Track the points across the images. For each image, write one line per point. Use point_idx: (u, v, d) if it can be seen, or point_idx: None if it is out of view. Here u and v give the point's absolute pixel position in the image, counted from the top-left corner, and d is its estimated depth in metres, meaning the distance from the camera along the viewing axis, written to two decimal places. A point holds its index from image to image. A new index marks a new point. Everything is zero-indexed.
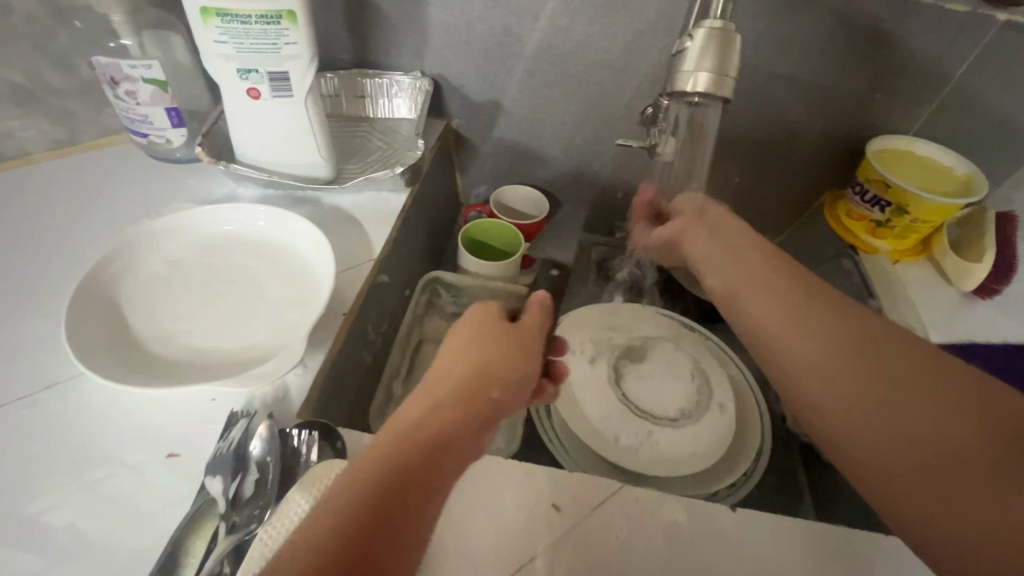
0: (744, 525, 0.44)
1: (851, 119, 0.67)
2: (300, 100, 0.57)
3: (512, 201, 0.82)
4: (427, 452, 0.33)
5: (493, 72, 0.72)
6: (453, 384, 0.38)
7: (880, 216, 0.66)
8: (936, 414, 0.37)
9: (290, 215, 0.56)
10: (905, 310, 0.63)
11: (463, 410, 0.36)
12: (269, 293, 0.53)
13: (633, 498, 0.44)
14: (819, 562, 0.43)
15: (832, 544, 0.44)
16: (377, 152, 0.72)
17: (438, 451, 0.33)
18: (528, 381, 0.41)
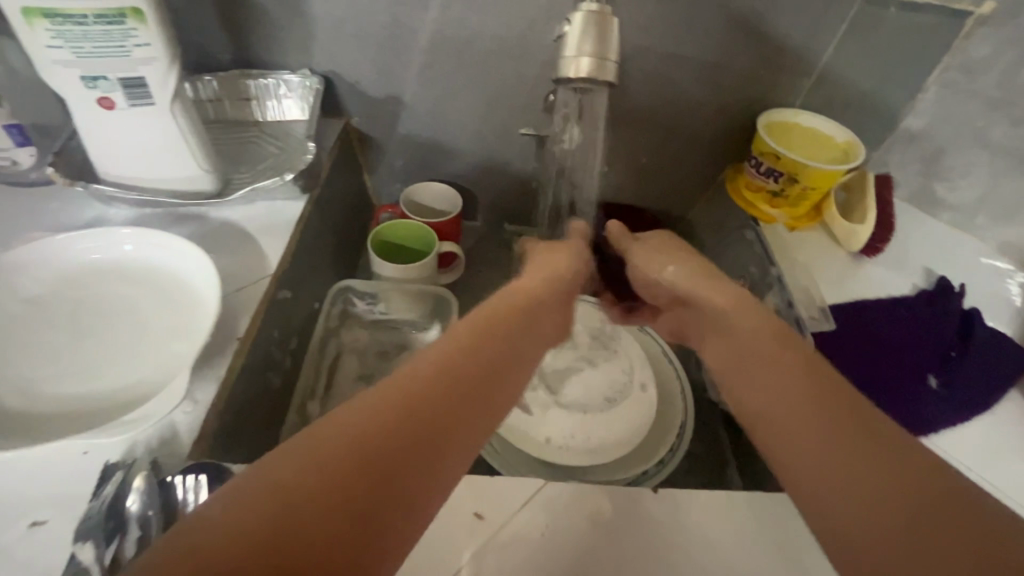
0: (664, 504, 0.45)
1: (742, 95, 0.70)
2: (164, 107, 0.51)
3: (424, 199, 0.79)
4: (415, 455, 0.29)
5: (388, 66, 0.69)
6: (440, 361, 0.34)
7: (776, 186, 0.68)
8: (869, 458, 0.32)
9: (165, 235, 0.50)
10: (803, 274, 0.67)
11: (446, 401, 0.33)
12: (150, 323, 0.48)
13: (557, 494, 0.44)
14: (736, 528, 0.45)
15: (748, 510, 0.46)
16: (269, 158, 0.67)
17: (411, 450, 0.29)
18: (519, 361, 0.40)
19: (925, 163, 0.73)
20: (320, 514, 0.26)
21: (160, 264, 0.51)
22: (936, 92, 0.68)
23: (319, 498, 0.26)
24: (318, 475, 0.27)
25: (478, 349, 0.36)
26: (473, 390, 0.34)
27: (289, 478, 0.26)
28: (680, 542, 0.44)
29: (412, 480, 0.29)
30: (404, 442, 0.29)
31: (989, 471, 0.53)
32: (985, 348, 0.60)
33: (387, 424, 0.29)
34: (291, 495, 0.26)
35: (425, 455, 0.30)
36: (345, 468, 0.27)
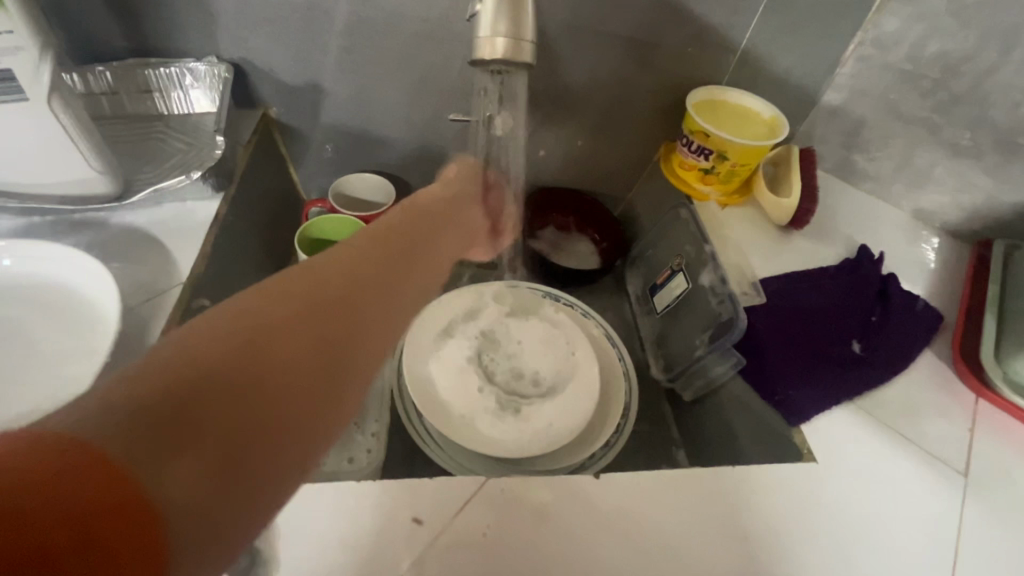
0: (605, 487, 0.45)
1: (671, 74, 0.70)
2: (43, 103, 0.46)
3: (355, 190, 0.76)
4: (359, 297, 0.34)
5: (303, 51, 0.64)
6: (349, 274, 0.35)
7: (706, 164, 0.69)
8: None
9: (53, 245, 0.45)
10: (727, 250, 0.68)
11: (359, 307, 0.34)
12: (42, 344, 0.44)
13: (499, 488, 0.44)
14: (675, 506, 0.46)
15: (687, 485, 0.47)
16: (176, 154, 0.61)
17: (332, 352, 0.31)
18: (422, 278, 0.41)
19: (846, 136, 0.75)
20: (288, 340, 0.29)
21: (49, 278, 0.46)
22: (854, 67, 0.70)
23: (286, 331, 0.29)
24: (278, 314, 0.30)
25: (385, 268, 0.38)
26: (382, 265, 0.38)
27: (232, 341, 0.27)
28: (623, 526, 0.44)
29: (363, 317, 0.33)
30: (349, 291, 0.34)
31: (912, 430, 0.55)
32: (903, 311, 0.63)
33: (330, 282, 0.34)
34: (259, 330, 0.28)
35: (369, 301, 0.35)
36: (301, 308, 0.31)
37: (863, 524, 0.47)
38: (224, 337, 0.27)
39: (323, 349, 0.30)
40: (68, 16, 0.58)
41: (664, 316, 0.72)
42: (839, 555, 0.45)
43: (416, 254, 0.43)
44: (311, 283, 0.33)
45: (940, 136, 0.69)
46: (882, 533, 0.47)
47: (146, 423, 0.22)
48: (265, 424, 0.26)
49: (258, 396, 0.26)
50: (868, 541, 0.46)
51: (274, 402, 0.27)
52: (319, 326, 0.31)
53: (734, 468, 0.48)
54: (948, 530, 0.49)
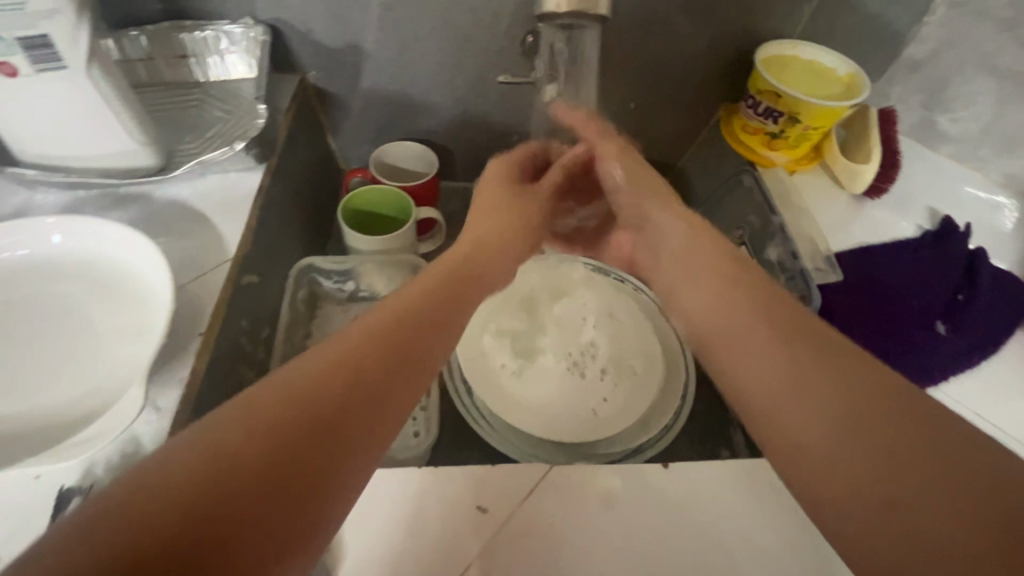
0: (676, 477, 0.44)
1: (741, 27, 0.64)
2: (80, 72, 0.43)
3: (396, 159, 0.72)
4: (354, 401, 0.29)
5: (343, 9, 0.60)
6: (371, 345, 0.32)
7: (774, 127, 0.64)
8: None
9: (98, 222, 0.44)
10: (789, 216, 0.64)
11: (371, 385, 0.31)
12: (95, 323, 0.43)
13: (563, 478, 0.42)
14: (751, 500, 0.43)
15: (762, 476, 0.44)
16: (215, 124, 0.59)
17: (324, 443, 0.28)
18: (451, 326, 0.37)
19: (930, 94, 0.69)
20: (254, 462, 0.25)
21: (98, 256, 0.45)
22: (944, 14, 0.63)
23: (248, 456, 0.25)
24: (264, 413, 0.27)
25: (406, 333, 0.34)
26: (404, 329, 0.34)
27: (226, 439, 0.26)
28: (696, 518, 0.42)
29: (351, 426, 0.29)
30: (348, 374, 0.30)
31: (996, 420, 0.54)
32: (991, 296, 0.59)
33: (340, 365, 0.30)
34: (236, 436, 0.26)
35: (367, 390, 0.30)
36: (293, 402, 0.28)
37: None
38: (219, 436, 0.26)
39: (303, 447, 0.27)
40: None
41: None
42: None
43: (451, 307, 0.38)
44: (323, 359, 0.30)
45: None
46: None
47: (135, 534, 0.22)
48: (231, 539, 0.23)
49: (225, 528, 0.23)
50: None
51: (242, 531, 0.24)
52: (300, 418, 0.28)
53: None
54: None
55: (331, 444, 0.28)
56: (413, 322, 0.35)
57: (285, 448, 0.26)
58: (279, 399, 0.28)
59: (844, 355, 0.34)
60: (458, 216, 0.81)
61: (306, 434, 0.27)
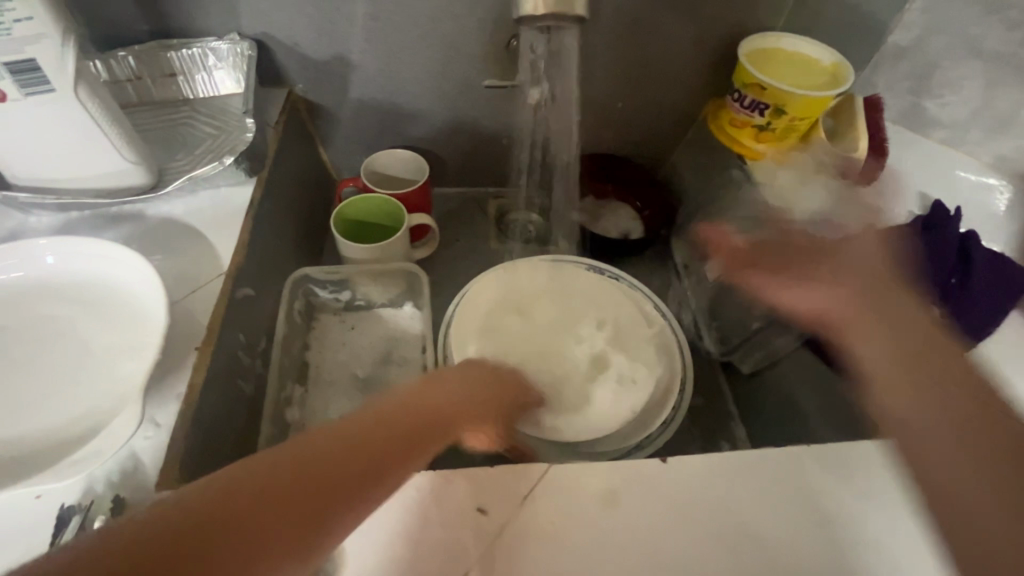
0: (676, 471, 0.44)
1: (724, 22, 0.64)
2: (68, 94, 0.44)
3: (387, 168, 0.73)
4: (296, 500, 0.32)
5: (329, 21, 0.60)
6: (336, 453, 0.34)
7: (761, 120, 0.64)
8: None
9: (91, 242, 0.44)
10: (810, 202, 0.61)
11: (317, 489, 0.32)
12: (91, 342, 0.43)
13: (563, 476, 0.42)
14: (749, 491, 0.43)
15: (759, 468, 0.44)
16: (205, 140, 0.59)
17: (251, 527, 0.30)
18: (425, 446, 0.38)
19: (916, 80, 0.69)
20: (190, 531, 0.29)
21: (91, 276, 0.45)
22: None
23: (188, 525, 0.29)
24: (251, 480, 0.31)
25: (373, 447, 0.35)
26: (374, 442, 0.36)
27: (182, 504, 0.29)
28: (699, 509, 0.42)
29: (284, 523, 0.31)
30: (339, 454, 0.34)
31: None
32: (989, 279, 0.58)
33: (309, 451, 0.33)
34: (223, 493, 0.31)
35: (314, 490, 0.32)
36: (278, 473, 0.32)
37: None
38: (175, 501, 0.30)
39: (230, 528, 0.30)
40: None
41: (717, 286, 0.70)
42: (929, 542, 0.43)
43: (427, 423, 0.39)
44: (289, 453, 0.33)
45: None
46: None
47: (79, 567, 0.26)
48: None
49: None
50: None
51: None
52: (244, 500, 0.31)
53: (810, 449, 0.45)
54: None
55: (254, 532, 0.30)
56: (387, 436, 0.36)
57: (262, 502, 0.31)
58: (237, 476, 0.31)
59: (945, 346, 0.39)
60: (452, 222, 0.82)
61: (238, 514, 0.30)
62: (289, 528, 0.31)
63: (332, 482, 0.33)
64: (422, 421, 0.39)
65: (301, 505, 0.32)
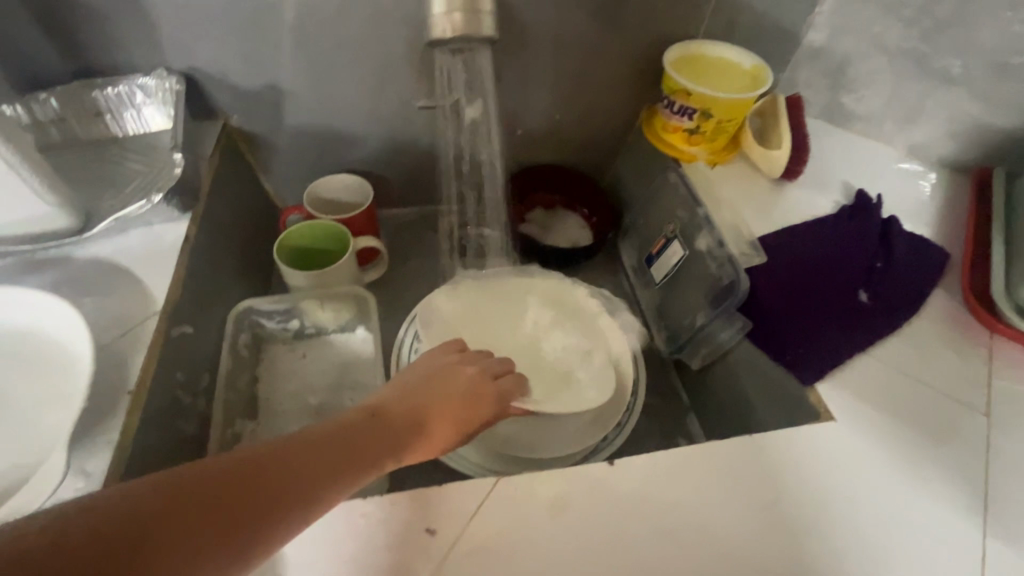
0: (610, 475, 0.49)
1: (649, 30, 0.68)
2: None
3: (329, 192, 0.73)
4: (264, 493, 0.35)
5: (257, 54, 0.61)
6: (302, 451, 0.39)
7: (691, 124, 0.68)
8: None
9: (11, 290, 0.43)
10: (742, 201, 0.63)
11: (288, 483, 0.37)
12: (14, 391, 0.42)
13: (509, 493, 0.48)
14: (676, 495, 0.49)
15: (684, 465, 0.50)
16: (136, 176, 0.60)
17: (223, 509, 0.34)
18: (383, 452, 0.44)
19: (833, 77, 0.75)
20: (161, 510, 0.31)
21: (14, 325, 0.44)
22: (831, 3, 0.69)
23: (167, 508, 0.32)
24: (211, 479, 0.34)
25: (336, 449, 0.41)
26: (340, 446, 0.41)
27: (152, 497, 0.32)
28: (664, 509, 0.48)
29: (253, 509, 0.35)
30: (306, 452, 0.39)
31: (918, 378, 0.58)
32: (905, 260, 0.64)
33: (278, 450, 0.38)
34: (182, 486, 0.33)
35: (281, 485, 0.37)
36: (233, 472, 0.35)
37: (878, 475, 0.52)
38: (143, 493, 0.31)
39: (207, 509, 0.33)
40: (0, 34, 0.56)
41: (661, 288, 0.75)
42: (839, 519, 0.49)
43: (386, 433, 0.45)
44: (262, 449, 0.37)
45: (928, 66, 0.69)
46: (886, 486, 0.51)
47: (31, 554, 0.27)
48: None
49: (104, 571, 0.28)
50: (882, 480, 0.52)
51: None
52: (221, 483, 0.34)
53: (725, 445, 0.52)
54: (951, 475, 0.52)
55: (230, 517, 0.34)
56: (345, 441, 0.42)
57: (238, 489, 0.35)
58: (217, 466, 0.35)
59: None
60: (400, 242, 0.83)
61: (212, 498, 0.33)
62: (255, 516, 0.35)
63: (298, 478, 0.38)
64: (380, 433, 0.44)
65: (271, 495, 0.36)
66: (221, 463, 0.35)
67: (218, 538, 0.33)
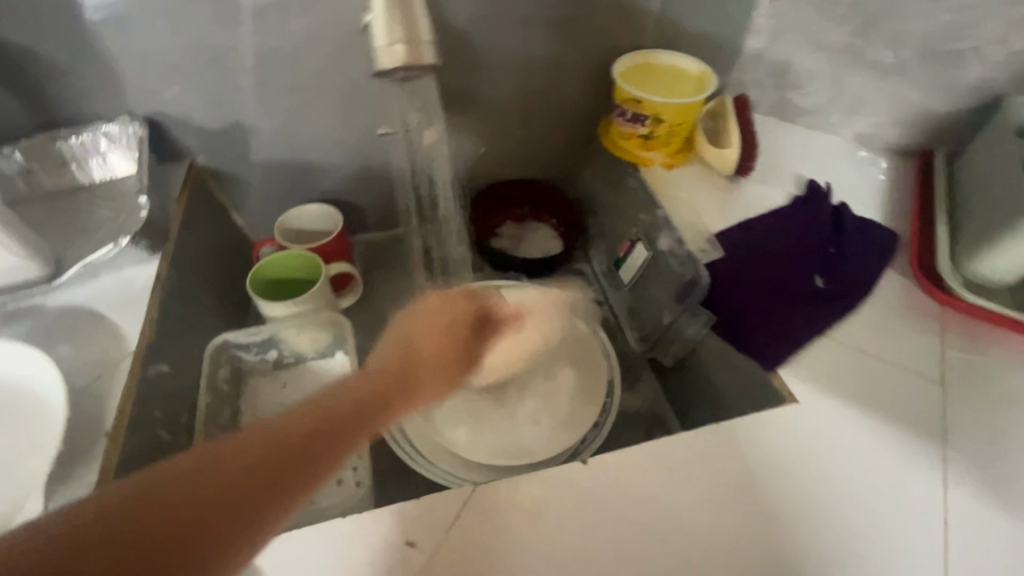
0: (855, 518, 0.49)
1: None
2: None
3: None
4: (295, 449, 0.33)
5: None
6: (349, 394, 0.37)
7: None
8: None
9: None
10: (937, 250, 0.65)
11: (328, 430, 0.34)
12: None
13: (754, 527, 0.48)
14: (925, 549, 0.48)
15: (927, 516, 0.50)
16: None
17: (257, 479, 0.31)
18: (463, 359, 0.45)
19: None
20: (214, 481, 0.30)
21: None
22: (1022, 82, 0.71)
23: (238, 463, 0.31)
24: (339, 386, 0.38)
25: (394, 376, 0.40)
26: (410, 367, 0.41)
27: (270, 429, 0.33)
28: (874, 539, 0.48)
29: (298, 464, 0.32)
30: (356, 389, 0.38)
31: None
32: None
33: (309, 407, 0.35)
34: (252, 441, 0.32)
35: (319, 438, 0.34)
36: (276, 431, 0.33)
37: None
38: (265, 430, 0.33)
39: (247, 480, 0.30)
40: (234, 3, 0.58)
41: None
42: None
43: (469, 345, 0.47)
44: (289, 414, 0.34)
45: None
46: None
47: (188, 491, 0.29)
48: (232, 507, 0.30)
49: (235, 499, 0.30)
50: None
51: (238, 502, 0.30)
52: (265, 457, 0.32)
53: (966, 498, 0.51)
54: None
55: (268, 474, 0.31)
56: (416, 356, 0.42)
57: (260, 458, 0.31)
58: (253, 439, 0.32)
59: None
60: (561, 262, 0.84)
61: (255, 461, 0.31)
62: (298, 468, 0.32)
63: (338, 426, 0.35)
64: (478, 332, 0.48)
65: (312, 444, 0.33)
66: (257, 432, 0.32)
67: (268, 500, 0.31)
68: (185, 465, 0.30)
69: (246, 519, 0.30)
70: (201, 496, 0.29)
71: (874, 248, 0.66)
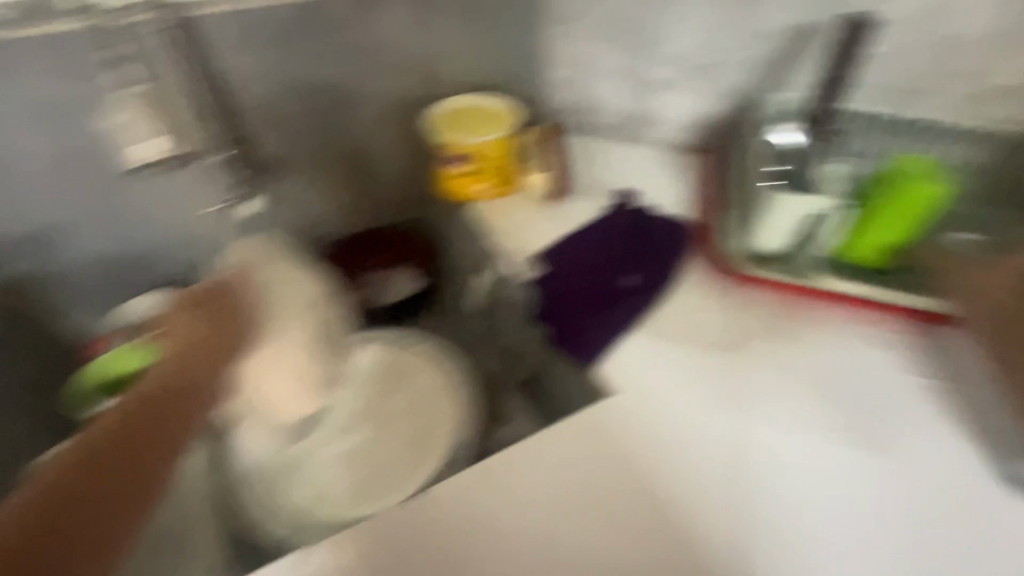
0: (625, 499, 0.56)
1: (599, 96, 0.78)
2: None
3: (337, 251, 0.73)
4: (108, 478, 0.49)
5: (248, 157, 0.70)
6: (129, 422, 0.53)
7: None
8: None
9: None
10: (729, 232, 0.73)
11: (125, 451, 0.51)
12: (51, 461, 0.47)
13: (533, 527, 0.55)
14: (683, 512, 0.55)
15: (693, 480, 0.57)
16: None
17: (83, 507, 0.47)
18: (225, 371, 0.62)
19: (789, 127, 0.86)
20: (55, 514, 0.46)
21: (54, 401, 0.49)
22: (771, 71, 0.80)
23: (64, 497, 0.47)
24: (115, 426, 0.52)
25: (167, 396, 0.56)
26: (177, 390, 0.56)
27: (74, 473, 0.49)
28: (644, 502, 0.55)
29: (115, 482, 0.49)
30: (139, 415, 0.54)
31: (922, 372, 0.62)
32: None
33: (101, 442, 0.51)
34: (67, 482, 0.48)
35: (124, 455, 0.51)
36: (84, 466, 0.49)
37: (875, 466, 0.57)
38: (69, 473, 0.49)
39: (77, 513, 0.47)
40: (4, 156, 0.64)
41: None
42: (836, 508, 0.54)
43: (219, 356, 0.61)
44: (80, 451, 0.50)
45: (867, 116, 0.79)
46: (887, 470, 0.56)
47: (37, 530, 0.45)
48: (85, 528, 0.47)
49: (78, 527, 0.46)
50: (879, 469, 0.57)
51: (88, 521, 0.47)
52: (80, 488, 0.48)
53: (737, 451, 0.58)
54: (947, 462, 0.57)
55: (97, 500, 0.48)
56: (179, 377, 0.58)
57: (74, 496, 0.48)
58: (58, 487, 0.48)
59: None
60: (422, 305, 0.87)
61: (72, 496, 0.48)
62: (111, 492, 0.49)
63: (136, 443, 0.52)
64: (204, 347, 0.60)
65: (119, 467, 0.50)
66: (60, 480, 0.48)
67: (106, 510, 0.48)
68: (20, 515, 0.45)
69: (99, 526, 0.47)
70: (58, 529, 0.46)
71: (666, 246, 0.74)
